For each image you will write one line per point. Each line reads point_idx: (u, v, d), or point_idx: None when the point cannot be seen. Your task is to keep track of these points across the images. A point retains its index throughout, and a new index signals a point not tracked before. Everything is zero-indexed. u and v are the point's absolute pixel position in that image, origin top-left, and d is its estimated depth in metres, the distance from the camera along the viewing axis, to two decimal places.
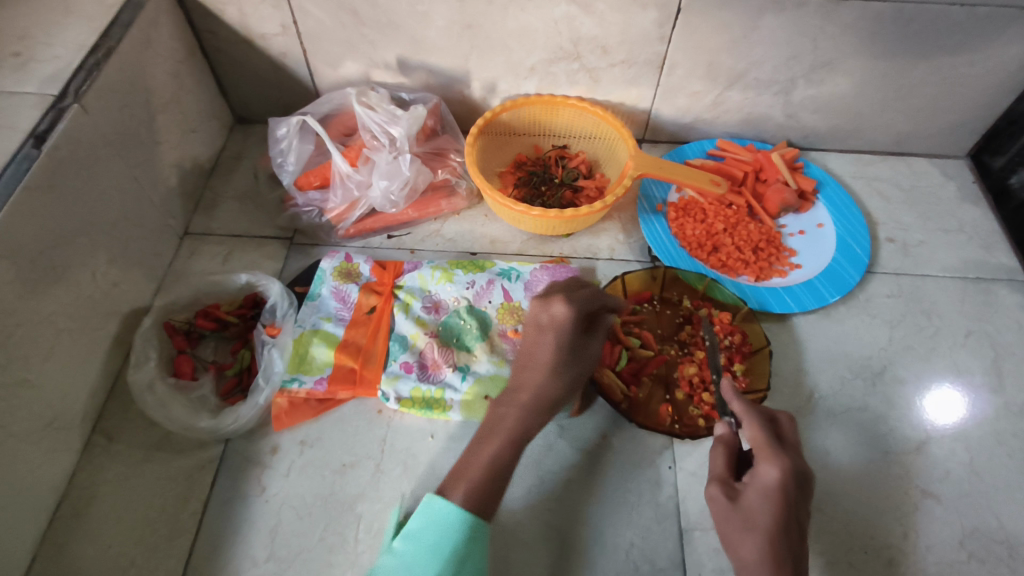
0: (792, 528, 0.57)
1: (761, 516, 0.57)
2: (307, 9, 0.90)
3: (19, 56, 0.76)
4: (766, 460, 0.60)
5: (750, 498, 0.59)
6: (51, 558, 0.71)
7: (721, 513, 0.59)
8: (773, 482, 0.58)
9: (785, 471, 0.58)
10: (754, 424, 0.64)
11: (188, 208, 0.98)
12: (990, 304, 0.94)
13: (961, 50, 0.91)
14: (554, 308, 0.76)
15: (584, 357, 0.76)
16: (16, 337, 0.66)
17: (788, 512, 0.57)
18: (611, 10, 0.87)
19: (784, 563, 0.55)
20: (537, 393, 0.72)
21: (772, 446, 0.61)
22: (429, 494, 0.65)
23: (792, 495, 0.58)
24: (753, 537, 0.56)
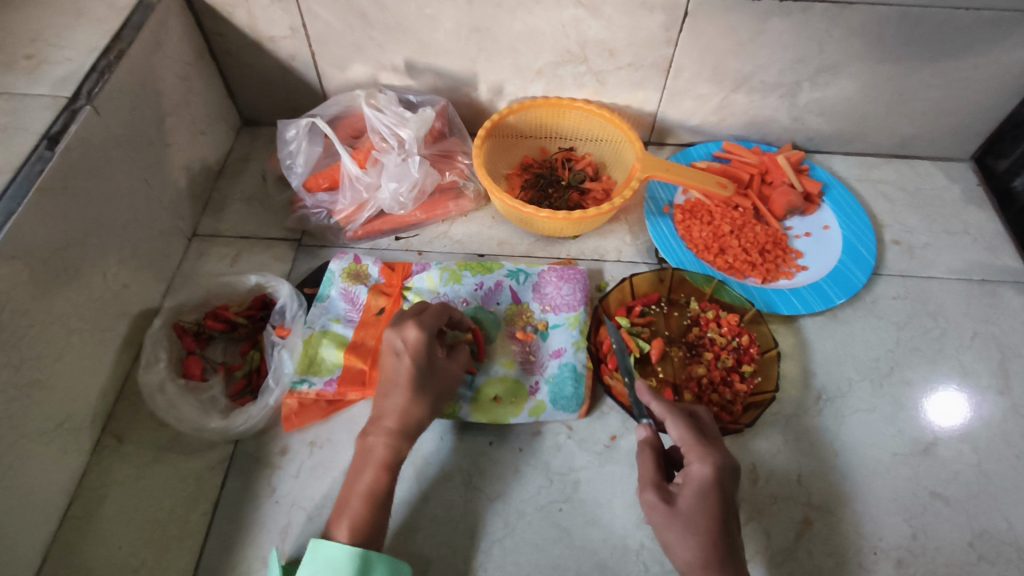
0: (727, 523, 0.61)
1: (696, 518, 0.61)
2: (316, 12, 0.90)
3: (31, 58, 0.76)
4: (694, 458, 0.63)
5: (683, 501, 0.62)
6: (62, 558, 0.71)
7: (656, 517, 0.63)
8: (704, 480, 0.62)
9: (713, 468, 0.62)
10: (677, 423, 0.66)
11: (196, 210, 0.98)
12: (996, 306, 0.95)
13: (967, 53, 0.92)
14: (405, 334, 0.73)
15: (437, 373, 0.74)
16: (28, 338, 0.66)
17: (721, 508, 0.61)
18: (619, 13, 0.87)
19: (721, 553, 0.60)
20: (401, 424, 0.71)
21: (698, 443, 0.64)
22: (313, 540, 0.66)
23: (723, 490, 0.62)
24: (689, 538, 0.61)
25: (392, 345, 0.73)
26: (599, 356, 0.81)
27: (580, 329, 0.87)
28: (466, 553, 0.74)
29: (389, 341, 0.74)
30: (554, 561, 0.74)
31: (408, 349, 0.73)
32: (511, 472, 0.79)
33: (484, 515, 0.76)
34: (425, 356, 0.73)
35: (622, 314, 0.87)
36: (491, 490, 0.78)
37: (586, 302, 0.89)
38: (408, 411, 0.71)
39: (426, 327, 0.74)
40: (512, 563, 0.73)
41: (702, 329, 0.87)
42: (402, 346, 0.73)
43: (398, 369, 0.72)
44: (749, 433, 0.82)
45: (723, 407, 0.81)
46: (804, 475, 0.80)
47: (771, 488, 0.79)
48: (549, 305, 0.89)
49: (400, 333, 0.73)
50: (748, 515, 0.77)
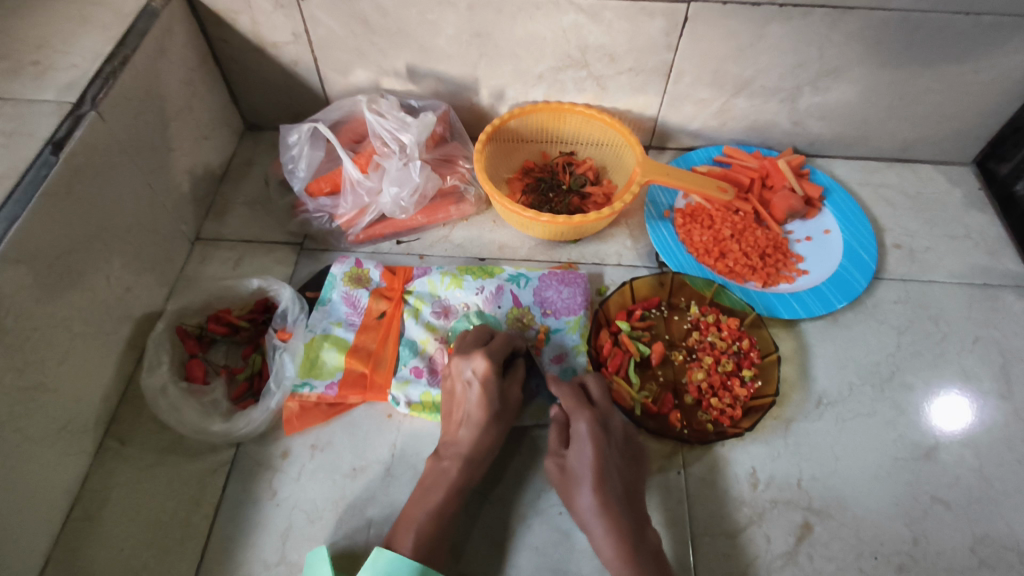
0: (610, 468, 0.72)
1: (582, 469, 0.72)
2: (318, 18, 0.91)
3: (37, 64, 0.77)
4: (576, 417, 0.75)
5: (574, 458, 0.73)
6: (65, 559, 0.72)
7: (560, 481, 0.73)
8: (584, 435, 0.73)
9: (589, 422, 0.74)
10: (564, 393, 0.77)
11: (199, 214, 0.99)
12: (997, 310, 0.94)
13: (967, 58, 0.92)
14: (476, 363, 0.77)
15: (505, 401, 0.77)
16: (32, 341, 0.67)
17: (601, 456, 0.72)
18: (619, 19, 0.88)
19: (610, 497, 0.70)
20: (472, 453, 0.74)
21: (577, 404, 0.76)
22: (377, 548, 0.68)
23: (599, 440, 0.73)
24: (585, 489, 0.71)
25: (462, 373, 0.77)
26: (599, 359, 0.83)
27: (580, 333, 0.88)
28: (466, 557, 0.74)
29: (461, 371, 0.77)
30: (554, 564, 0.74)
31: (478, 378, 0.76)
32: (512, 474, 0.79)
33: (484, 518, 0.76)
34: (497, 385, 0.76)
35: (623, 319, 0.87)
36: (491, 493, 0.78)
37: (586, 306, 0.90)
38: (480, 441, 0.74)
39: (494, 357, 0.78)
40: (513, 567, 0.73)
41: (702, 333, 0.87)
42: (473, 375, 0.76)
43: (472, 397, 0.76)
44: (750, 437, 0.82)
45: (723, 411, 0.80)
46: (804, 479, 0.80)
47: (771, 492, 0.79)
48: (549, 309, 0.89)
49: (470, 362, 0.77)
50: (749, 518, 0.77)
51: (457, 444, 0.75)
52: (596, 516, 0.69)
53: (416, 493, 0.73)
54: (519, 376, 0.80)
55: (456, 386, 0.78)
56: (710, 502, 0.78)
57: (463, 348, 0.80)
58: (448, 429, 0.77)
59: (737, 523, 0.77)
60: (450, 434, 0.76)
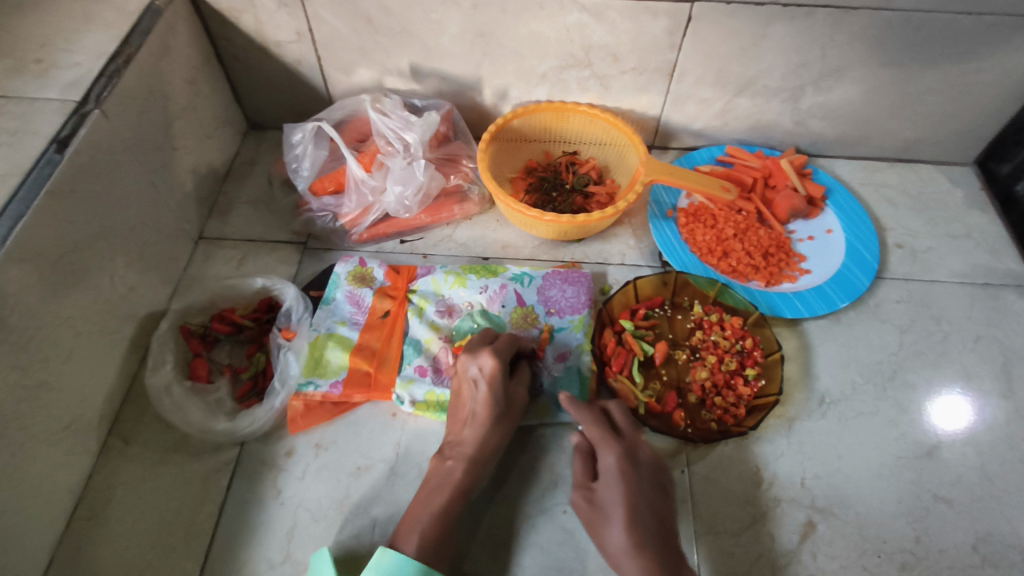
0: (641, 504, 0.70)
1: (612, 504, 0.70)
2: (322, 17, 0.91)
3: (41, 62, 0.77)
4: (604, 450, 0.74)
5: (603, 492, 0.72)
6: (69, 558, 0.72)
7: (588, 517, 0.72)
8: (612, 467, 0.72)
9: (616, 455, 0.73)
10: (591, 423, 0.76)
11: (202, 213, 0.99)
12: (999, 309, 0.95)
13: (969, 58, 0.92)
14: (481, 361, 0.77)
15: (511, 399, 0.78)
16: (37, 340, 0.67)
17: (632, 490, 0.71)
18: (623, 18, 0.88)
19: (642, 533, 0.68)
20: (477, 451, 0.74)
21: (606, 436, 0.74)
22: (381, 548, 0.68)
23: (628, 474, 0.72)
24: (615, 526, 0.69)
25: (468, 371, 0.77)
26: (603, 359, 0.83)
27: (584, 332, 0.88)
28: (471, 556, 0.74)
29: (466, 368, 0.77)
30: (559, 562, 0.74)
31: (484, 377, 0.76)
32: (517, 473, 0.79)
33: (489, 516, 0.76)
34: (502, 383, 0.77)
35: (626, 318, 0.87)
36: (496, 491, 0.78)
37: (590, 305, 0.90)
38: (485, 439, 0.75)
39: (499, 354, 0.78)
40: (517, 565, 0.73)
41: (705, 332, 0.87)
42: (479, 374, 0.76)
43: (477, 396, 0.76)
44: (753, 436, 0.83)
45: (726, 410, 0.81)
46: (807, 478, 0.80)
47: (775, 491, 0.79)
48: (553, 308, 0.89)
49: (476, 360, 0.77)
50: (752, 517, 0.77)
51: (462, 443, 0.75)
52: (628, 554, 0.67)
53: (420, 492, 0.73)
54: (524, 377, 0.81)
55: (462, 384, 0.78)
56: (714, 500, 0.78)
57: (470, 346, 0.80)
58: (454, 427, 0.77)
59: (741, 522, 0.77)
60: (455, 432, 0.77)
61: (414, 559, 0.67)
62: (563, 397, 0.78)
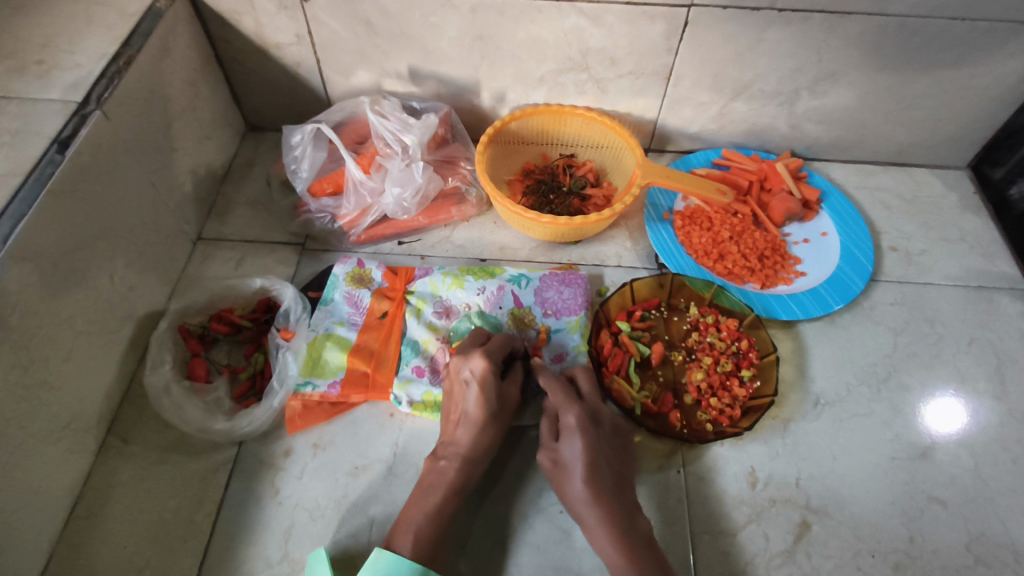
0: (601, 459, 0.72)
1: (574, 461, 0.72)
2: (322, 20, 0.91)
3: (42, 64, 0.77)
4: (565, 411, 0.75)
5: (565, 450, 0.73)
6: (67, 557, 0.72)
7: (549, 474, 0.73)
8: (574, 427, 0.74)
9: (579, 415, 0.74)
10: (552, 387, 0.78)
11: (201, 214, 0.99)
12: (992, 312, 0.96)
13: (962, 63, 0.93)
14: (473, 363, 0.77)
15: (503, 400, 0.78)
16: (37, 339, 0.67)
17: (593, 448, 0.72)
18: (620, 23, 0.89)
19: (603, 487, 0.70)
20: (470, 452, 0.74)
21: (568, 399, 0.76)
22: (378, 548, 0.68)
23: (589, 432, 0.73)
24: (575, 479, 0.71)
25: (460, 373, 0.78)
26: (599, 359, 0.84)
27: (581, 333, 0.88)
28: (469, 556, 0.74)
29: (458, 371, 0.78)
30: (555, 562, 0.74)
31: (476, 379, 0.76)
32: (514, 474, 0.80)
33: (485, 516, 0.77)
34: (494, 386, 0.77)
35: (623, 319, 0.88)
36: (492, 491, 0.79)
37: (587, 306, 0.91)
38: (478, 439, 0.75)
39: (491, 356, 0.78)
40: (514, 565, 0.74)
41: (701, 334, 0.88)
42: (470, 376, 0.77)
43: (469, 398, 0.76)
44: (748, 437, 0.83)
45: (722, 411, 0.81)
46: (802, 478, 0.81)
47: (770, 492, 0.80)
48: (550, 309, 0.90)
49: (468, 362, 0.78)
50: (747, 517, 0.78)
51: (455, 444, 0.75)
52: (588, 506, 0.69)
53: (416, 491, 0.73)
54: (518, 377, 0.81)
55: (454, 385, 0.78)
56: (709, 500, 0.79)
57: (463, 349, 0.81)
58: (446, 428, 0.77)
59: (736, 522, 0.77)
60: (448, 434, 0.77)
61: (410, 560, 0.67)
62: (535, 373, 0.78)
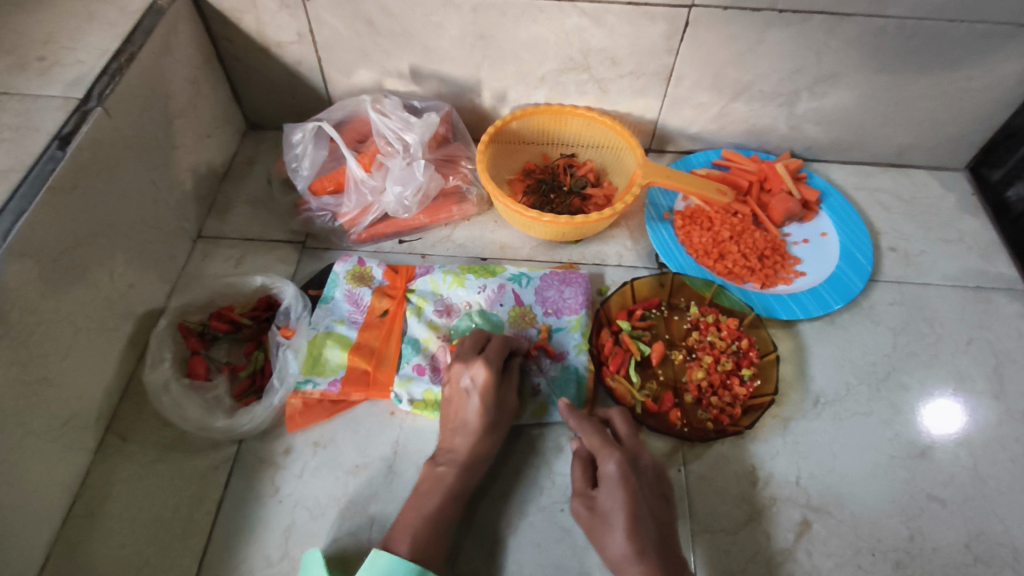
0: (641, 511, 0.68)
1: (613, 511, 0.68)
2: (323, 19, 0.91)
3: (43, 60, 0.77)
4: (604, 458, 0.71)
5: (604, 499, 0.69)
6: (65, 555, 0.71)
7: (588, 524, 0.70)
8: (613, 475, 0.70)
9: (619, 462, 0.70)
10: (588, 432, 0.74)
11: (201, 212, 0.99)
12: (990, 312, 0.96)
13: (961, 65, 0.94)
14: (475, 372, 0.77)
15: (502, 407, 0.78)
16: (37, 335, 0.67)
17: (633, 497, 0.68)
18: (622, 23, 0.89)
19: (645, 540, 0.66)
20: (468, 459, 0.74)
21: (606, 444, 0.72)
22: (376, 550, 0.66)
23: (629, 481, 0.69)
24: (616, 532, 0.67)
25: (461, 382, 0.77)
26: (601, 358, 0.83)
27: (581, 332, 0.88)
28: (470, 554, 0.74)
29: (459, 378, 0.77)
30: (556, 561, 0.74)
31: (477, 387, 0.76)
32: (514, 472, 0.80)
33: (486, 514, 0.77)
34: (495, 393, 0.77)
35: (624, 318, 0.88)
36: (493, 489, 0.78)
37: (588, 305, 0.91)
38: (476, 448, 0.75)
39: (492, 364, 0.78)
40: (514, 564, 0.74)
41: (701, 333, 0.88)
42: (472, 385, 0.76)
43: (469, 407, 0.76)
44: (749, 436, 0.83)
45: (722, 410, 0.81)
46: (803, 477, 0.81)
47: (770, 490, 0.80)
48: (551, 308, 0.90)
49: (469, 369, 0.77)
50: (748, 515, 0.78)
51: (453, 451, 0.75)
52: (630, 563, 0.65)
53: (416, 491, 0.73)
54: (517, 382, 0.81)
55: (454, 393, 0.78)
56: (710, 498, 0.79)
57: (461, 355, 0.80)
58: (444, 435, 0.77)
59: (737, 521, 0.78)
60: (446, 440, 0.77)
61: (407, 560, 0.66)
62: (563, 406, 0.76)
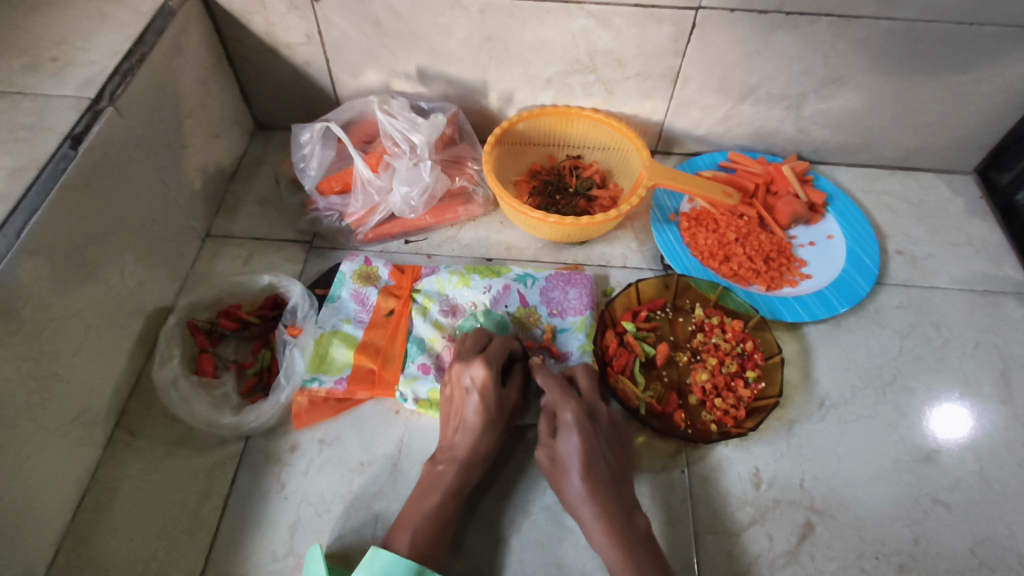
0: (596, 454, 0.72)
1: (570, 456, 0.72)
2: (332, 20, 0.92)
3: (56, 61, 0.78)
4: (562, 407, 0.75)
5: (562, 447, 0.73)
6: (75, 549, 0.72)
7: (549, 470, 0.73)
8: (571, 423, 0.73)
9: (576, 411, 0.74)
10: (550, 385, 0.77)
11: (210, 211, 1.00)
12: (998, 316, 0.96)
13: (970, 67, 0.94)
14: (474, 371, 0.77)
15: (503, 406, 0.78)
16: (48, 332, 0.68)
17: (588, 442, 0.72)
18: (629, 25, 0.89)
19: (599, 479, 0.70)
20: (469, 458, 0.74)
21: (564, 394, 0.76)
22: (374, 547, 0.67)
23: (586, 428, 0.73)
24: (572, 475, 0.71)
25: (461, 381, 0.77)
26: (605, 359, 0.84)
27: (586, 333, 0.88)
28: (473, 552, 0.74)
29: (459, 377, 0.78)
30: (558, 560, 0.74)
31: (477, 387, 0.76)
32: (518, 472, 0.80)
33: (489, 512, 0.77)
34: (495, 393, 0.77)
35: (628, 319, 0.88)
36: (496, 488, 0.79)
37: (592, 306, 0.91)
38: (477, 446, 0.75)
39: (492, 364, 0.78)
40: (517, 563, 0.74)
41: (706, 334, 0.88)
42: (472, 383, 0.76)
43: (469, 405, 0.76)
44: (753, 437, 0.83)
45: (727, 412, 0.81)
46: (807, 480, 0.81)
47: (774, 492, 0.80)
48: (556, 309, 0.90)
49: (469, 369, 0.77)
50: (751, 517, 0.78)
51: (453, 449, 0.75)
52: (585, 503, 0.69)
53: (419, 490, 0.74)
54: (518, 382, 0.81)
55: (455, 392, 0.78)
56: (713, 500, 0.79)
57: (461, 354, 0.80)
58: (444, 434, 0.77)
59: (740, 523, 0.78)
60: (447, 438, 0.77)
61: (406, 559, 0.66)
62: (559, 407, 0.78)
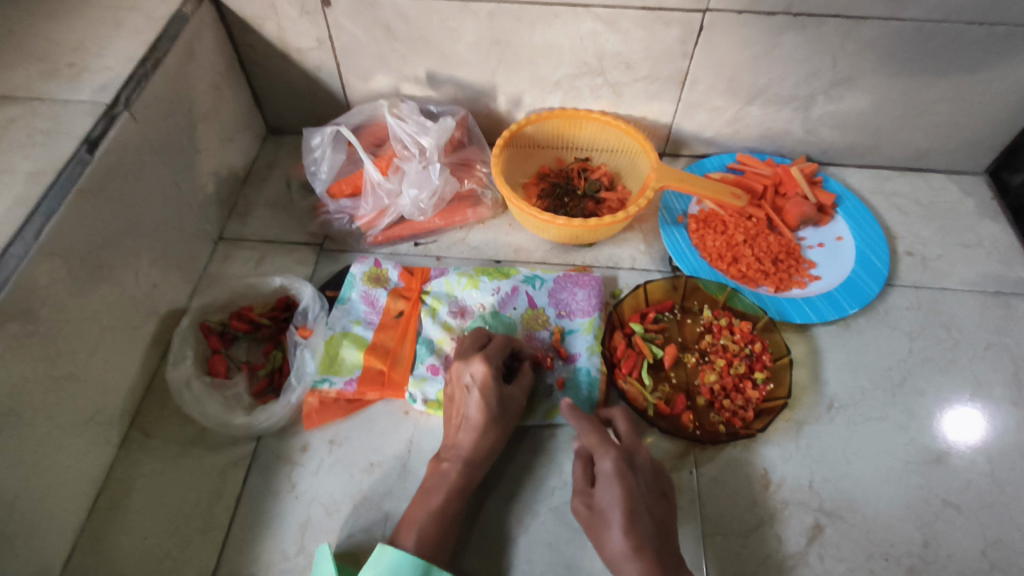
0: (639, 507, 0.68)
1: (610, 508, 0.68)
2: (342, 25, 0.93)
3: (73, 67, 0.80)
4: (601, 456, 0.71)
5: (602, 498, 0.69)
6: (90, 547, 0.73)
7: (587, 521, 0.70)
8: (610, 473, 0.69)
9: (615, 460, 0.70)
10: (586, 433, 0.73)
11: (222, 214, 1.02)
12: (1009, 318, 0.95)
13: (980, 68, 0.93)
14: (474, 368, 0.77)
15: (505, 402, 0.78)
16: (65, 332, 0.69)
17: (630, 497, 0.68)
18: (636, 28, 0.90)
19: (641, 534, 0.66)
20: (473, 456, 0.75)
21: (604, 442, 0.72)
22: (381, 544, 0.68)
23: (626, 477, 0.69)
24: (613, 529, 0.67)
25: (462, 378, 0.78)
26: (613, 360, 0.85)
27: (594, 334, 0.89)
28: (481, 552, 0.75)
29: (459, 376, 0.78)
30: (567, 560, 0.75)
31: (477, 384, 0.76)
32: (526, 473, 0.80)
33: (498, 512, 0.78)
34: (495, 390, 0.77)
35: (637, 321, 0.89)
36: (504, 489, 0.79)
37: (600, 308, 0.91)
38: (479, 443, 0.75)
39: (491, 361, 0.78)
40: (525, 563, 0.74)
41: (714, 336, 0.89)
42: (472, 380, 0.77)
43: (470, 402, 0.77)
44: (761, 439, 0.83)
45: (735, 413, 0.81)
46: (816, 482, 0.81)
47: (782, 494, 0.80)
48: (564, 311, 0.90)
49: (469, 367, 0.78)
50: (760, 519, 0.78)
51: (457, 447, 0.76)
52: (628, 560, 0.65)
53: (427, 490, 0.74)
54: (526, 382, 0.81)
55: (456, 390, 0.79)
56: (722, 501, 0.79)
57: (463, 353, 0.81)
58: (448, 432, 0.78)
59: (748, 524, 0.77)
60: (450, 436, 0.78)
61: (413, 555, 0.67)
62: (564, 406, 0.76)
